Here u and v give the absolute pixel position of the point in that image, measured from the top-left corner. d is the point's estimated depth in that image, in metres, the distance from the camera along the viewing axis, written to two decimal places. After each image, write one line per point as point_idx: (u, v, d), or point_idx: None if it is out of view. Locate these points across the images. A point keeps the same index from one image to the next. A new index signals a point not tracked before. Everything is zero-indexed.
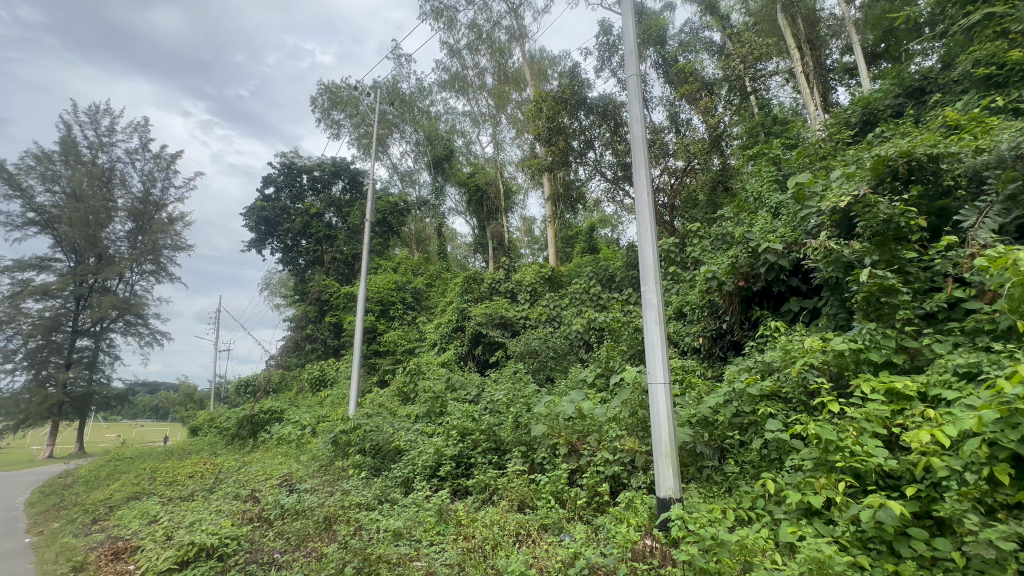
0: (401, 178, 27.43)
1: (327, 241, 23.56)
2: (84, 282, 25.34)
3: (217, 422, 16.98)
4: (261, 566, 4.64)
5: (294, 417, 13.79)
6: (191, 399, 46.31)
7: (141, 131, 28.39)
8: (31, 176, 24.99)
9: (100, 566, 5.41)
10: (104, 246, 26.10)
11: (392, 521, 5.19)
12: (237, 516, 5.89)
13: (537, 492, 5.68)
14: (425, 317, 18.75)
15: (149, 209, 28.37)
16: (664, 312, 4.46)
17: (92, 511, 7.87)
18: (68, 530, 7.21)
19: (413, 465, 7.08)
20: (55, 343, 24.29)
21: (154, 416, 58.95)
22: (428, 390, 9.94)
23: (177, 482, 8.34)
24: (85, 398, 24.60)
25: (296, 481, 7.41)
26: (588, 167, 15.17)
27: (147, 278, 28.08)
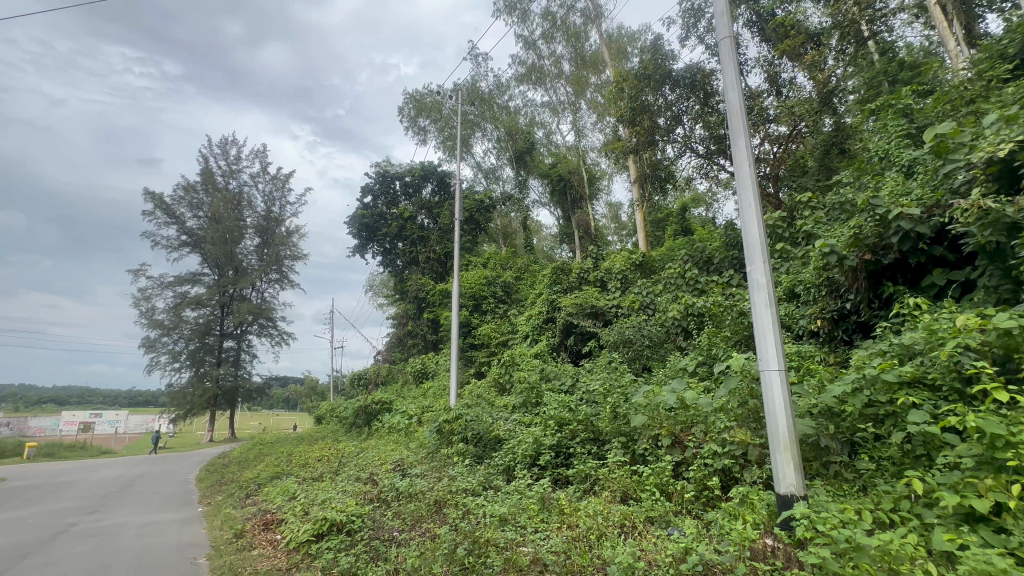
0: (485, 175, 27.92)
1: (421, 242, 24.96)
2: (226, 292, 29.51)
3: (337, 412, 18.88)
4: (383, 542, 5.08)
5: (402, 407, 14.90)
6: (315, 392, 52.12)
7: (261, 157, 32.24)
8: (182, 205, 29.61)
9: (255, 534, 6.31)
10: (239, 261, 30.15)
11: (497, 507, 5.39)
12: (360, 496, 6.52)
13: (640, 484, 5.55)
14: (516, 309, 19.10)
15: (272, 225, 32.13)
16: (775, 293, 4.08)
17: (245, 487, 9.21)
18: (230, 502, 8.53)
19: (514, 453, 7.29)
20: (208, 345, 28.64)
21: (286, 406, 67.32)
22: (523, 380, 10.14)
23: (309, 465, 9.44)
24: (233, 391, 28.71)
25: (407, 466, 8.01)
26: (677, 144, 14.31)
27: (274, 285, 31.94)
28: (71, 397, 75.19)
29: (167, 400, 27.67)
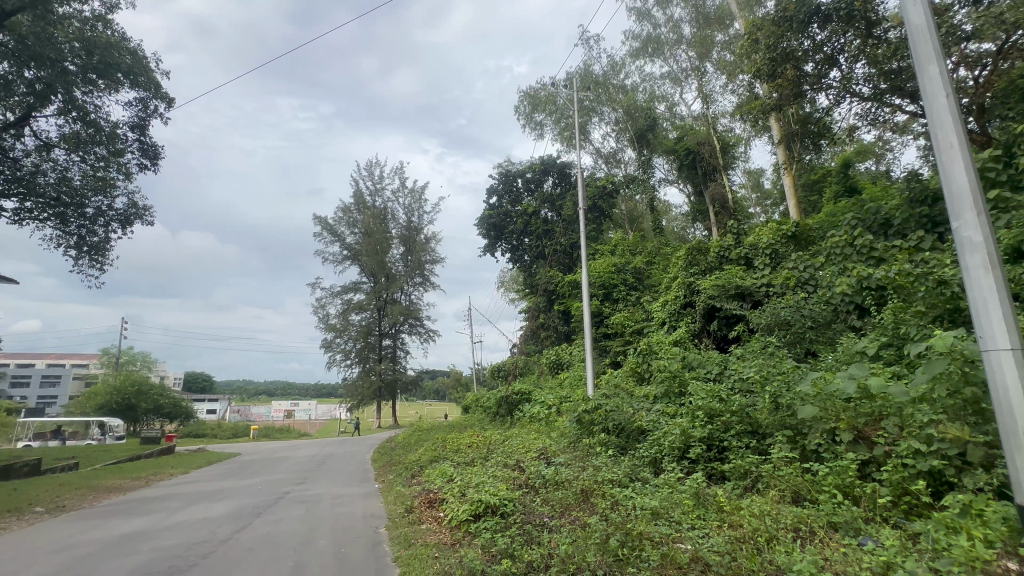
0: (605, 160, 27.17)
1: (546, 236, 25.31)
2: (381, 297, 33.52)
3: (481, 402, 20.20)
4: (536, 527, 5.29)
5: (541, 398, 15.33)
6: (460, 383, 56.56)
7: (399, 173, 35.84)
8: (342, 225, 34.42)
9: (423, 510, 7.09)
10: (389, 268, 34.01)
11: (648, 500, 5.23)
12: (510, 482, 6.88)
13: (815, 484, 4.91)
14: (649, 295, 18.28)
15: (413, 233, 35.57)
16: (998, 252, 3.25)
17: (410, 469, 10.38)
18: (400, 480, 9.71)
19: (660, 446, 7.01)
20: (371, 343, 32.90)
21: (436, 396, 74.34)
22: (663, 369, 9.68)
23: (462, 450, 10.29)
24: (393, 383, 32.61)
25: (551, 455, 8.23)
26: (832, 91, 12.27)
27: (419, 288, 35.38)
28: (276, 390, 92.89)
29: (344, 391, 32.46)
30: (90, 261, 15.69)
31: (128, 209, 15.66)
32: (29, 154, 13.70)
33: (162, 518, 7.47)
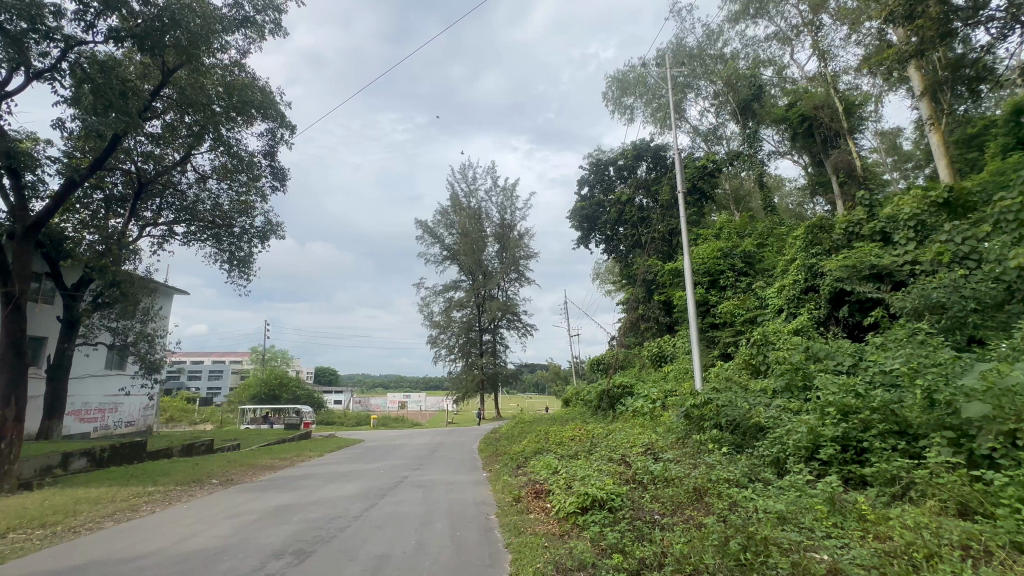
0: (704, 138, 25.36)
1: (642, 224, 24.32)
2: (480, 294, 34.80)
3: (581, 395, 20.11)
4: (646, 524, 5.14)
5: (644, 391, 14.83)
6: (558, 376, 56.87)
7: (491, 173, 36.79)
8: (441, 227, 36.26)
9: (530, 500, 7.26)
10: (486, 266, 35.20)
11: (772, 504, 4.82)
12: (615, 476, 6.77)
13: (988, 496, 4.14)
14: (762, 281, 16.71)
15: (507, 230, 36.37)
16: None
17: (515, 459, 10.66)
18: (506, 470, 10.06)
19: (783, 445, 6.40)
20: (472, 338, 34.38)
21: (535, 390, 75.79)
22: (783, 361, 8.81)
23: (565, 443, 10.34)
24: (495, 376, 33.89)
25: (658, 450, 7.92)
26: (995, 24, 10.15)
27: (515, 283, 36.16)
28: (391, 384, 101.30)
29: (450, 385, 34.32)
30: (239, 273, 18.39)
31: (265, 226, 18.05)
32: (192, 186, 16.44)
33: (306, 494, 8.56)
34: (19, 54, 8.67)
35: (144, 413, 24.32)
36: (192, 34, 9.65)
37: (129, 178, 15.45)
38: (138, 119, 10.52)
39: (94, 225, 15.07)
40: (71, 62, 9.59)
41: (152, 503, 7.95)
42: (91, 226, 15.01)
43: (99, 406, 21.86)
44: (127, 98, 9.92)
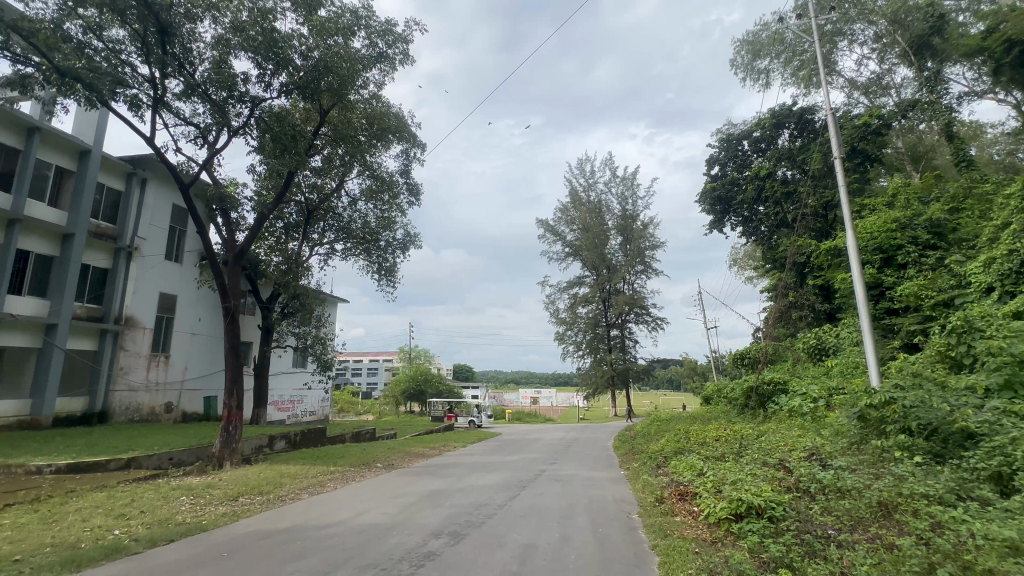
0: (863, 92, 21.54)
1: (788, 200, 21.51)
2: (605, 288, 34.17)
3: (724, 392, 18.59)
4: (818, 539, 4.54)
5: (801, 389, 13.15)
6: (695, 372, 53.39)
7: (610, 164, 35.89)
8: (562, 224, 36.34)
9: (674, 502, 6.91)
10: (610, 260, 34.42)
11: (997, 528, 3.90)
12: (774, 482, 6.10)
13: None
14: (958, 254, 13.63)
15: (629, 222, 35.19)
16: None
17: (655, 459, 10.26)
18: (646, 470, 9.73)
19: (1006, 458, 5.13)
20: (599, 334, 33.99)
21: (670, 386, 72.37)
22: (998, 352, 7.07)
23: (709, 443, 9.63)
24: (625, 372, 33.10)
25: (826, 456, 6.92)
26: None
27: (641, 275, 34.92)
28: (522, 380, 105.32)
29: (579, 381, 34.37)
30: (387, 282, 20.69)
31: (405, 238, 20.05)
32: (347, 208, 18.95)
33: (454, 482, 9.32)
34: (222, 118, 10.86)
35: (323, 404, 28.82)
36: (341, 77, 11.14)
37: (301, 207, 18.44)
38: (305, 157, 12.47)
39: (279, 249, 18.29)
40: (256, 117, 11.74)
41: (335, 480, 9.39)
42: (277, 250, 18.28)
43: (291, 397, 26.51)
44: (296, 141, 11.84)
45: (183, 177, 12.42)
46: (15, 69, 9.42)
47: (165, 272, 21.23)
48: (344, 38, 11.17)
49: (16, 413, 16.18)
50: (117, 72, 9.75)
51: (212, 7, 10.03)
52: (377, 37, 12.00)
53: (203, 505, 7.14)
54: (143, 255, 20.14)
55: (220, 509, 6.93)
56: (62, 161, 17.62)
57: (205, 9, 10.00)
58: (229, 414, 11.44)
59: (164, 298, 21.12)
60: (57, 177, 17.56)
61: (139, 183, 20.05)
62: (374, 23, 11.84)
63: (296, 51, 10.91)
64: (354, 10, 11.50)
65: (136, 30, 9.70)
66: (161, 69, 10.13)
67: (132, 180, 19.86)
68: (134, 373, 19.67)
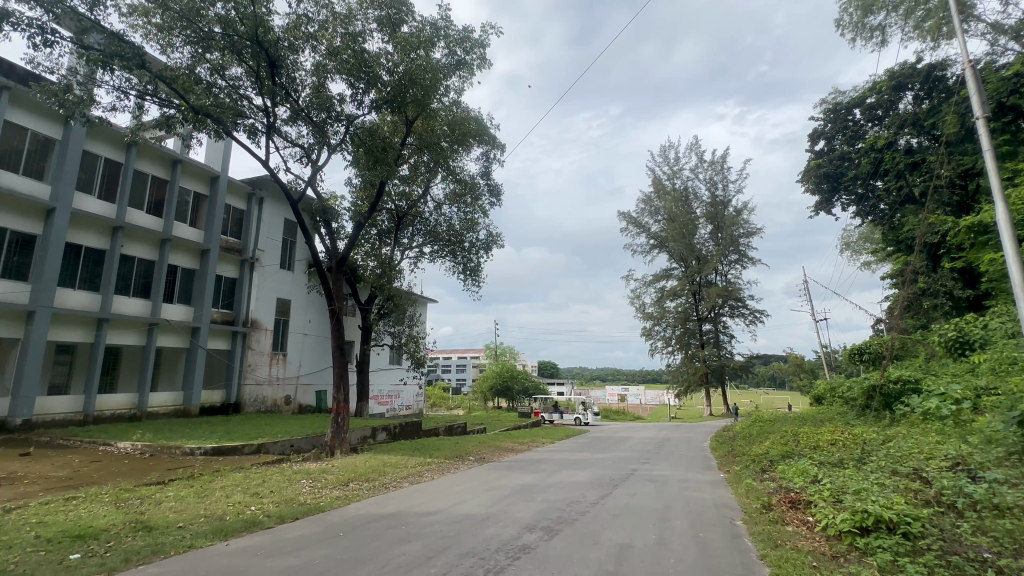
0: (1011, 36, 18.12)
1: (914, 172, 18.75)
2: (695, 281, 32.38)
3: (838, 392, 16.77)
4: (970, 562, 3.93)
5: (937, 388, 11.46)
6: (801, 369, 48.83)
7: (696, 149, 33.87)
8: (645, 215, 34.98)
9: (784, 510, 6.36)
10: (699, 250, 32.48)
11: None
12: (907, 494, 5.38)
13: None
14: None
15: (720, 209, 32.96)
16: None
17: (759, 462, 9.54)
18: (748, 474, 9.07)
19: None
20: (690, 329, 32.31)
21: (772, 383, 66.92)
22: None
23: (823, 448, 8.75)
24: (720, 369, 31.16)
25: (976, 467, 5.95)
26: None
27: (735, 265, 32.66)
28: (608, 377, 103.51)
29: (669, 378, 32.95)
30: (472, 281, 21.37)
31: (488, 238, 20.59)
32: (433, 212, 19.89)
33: (544, 477, 9.40)
34: (322, 137, 11.90)
35: (417, 398, 30.59)
36: (424, 88, 11.70)
37: (392, 214, 19.69)
38: (394, 167, 13.27)
39: (374, 254, 19.72)
40: (351, 133, 12.72)
41: (432, 471, 9.94)
42: (372, 255, 19.72)
43: (389, 392, 28.48)
44: (386, 152, 12.65)
45: (292, 194, 13.83)
46: (162, 112, 11.07)
47: (281, 279, 23.83)
48: (425, 50, 11.72)
49: (172, 403, 19.16)
50: (237, 106, 11.11)
51: (310, 37, 11.04)
52: (456, 44, 12.41)
53: (320, 488, 7.93)
54: (262, 265, 22.79)
55: (334, 492, 7.65)
56: (198, 187, 20.49)
57: (305, 40, 11.03)
58: (338, 407, 12.53)
59: (280, 302, 23.72)
60: (195, 201, 20.47)
61: (257, 202, 22.74)
62: (453, 32, 12.27)
63: (383, 68, 11.65)
64: (433, 22, 12.01)
65: (252, 66, 10.97)
66: (271, 98, 11.35)
67: (252, 200, 22.57)
68: (259, 369, 22.34)
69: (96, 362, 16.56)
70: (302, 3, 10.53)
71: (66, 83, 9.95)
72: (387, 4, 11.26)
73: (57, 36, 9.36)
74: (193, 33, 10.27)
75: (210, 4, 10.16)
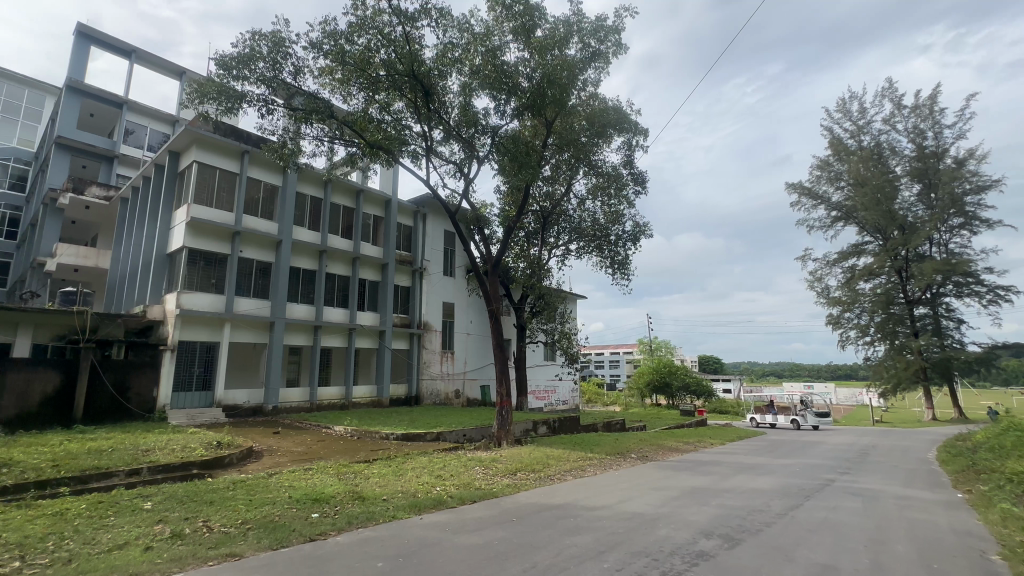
0: None
1: None
2: (898, 255, 26.53)
3: None
4: None
5: None
6: None
7: (890, 94, 27.65)
8: (823, 183, 29.86)
9: None
10: (903, 217, 26.43)
11: None
12: None
13: None
14: None
15: (931, 163, 26.36)
16: None
17: (1018, 483, 7.36)
18: (1003, 497, 7.06)
19: None
20: (896, 315, 26.57)
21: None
22: None
23: None
24: (945, 363, 24.91)
25: None
26: None
27: (959, 232, 25.86)
28: (785, 374, 91.28)
29: (869, 374, 27.57)
30: (622, 275, 20.85)
31: (635, 229, 19.93)
32: (577, 209, 20.02)
33: (718, 481, 8.67)
34: (472, 151, 12.89)
35: (573, 394, 31.07)
36: (561, 87, 11.87)
37: (538, 216, 20.37)
38: (536, 169, 13.69)
39: (524, 256, 20.62)
40: (496, 143, 13.49)
41: (594, 467, 9.97)
42: (523, 257, 20.64)
43: (546, 387, 29.49)
44: (529, 155, 13.10)
45: (449, 208, 15.28)
46: (347, 151, 13.25)
47: (445, 285, 26.49)
48: (560, 50, 11.84)
49: (370, 395, 22.74)
50: (402, 135, 12.71)
51: (456, 62, 12.06)
52: (590, 36, 12.26)
53: (492, 475, 8.59)
54: (430, 274, 25.65)
55: (505, 480, 8.22)
56: (376, 211, 24.02)
57: (451, 65, 12.09)
58: (501, 401, 13.40)
59: (446, 306, 26.35)
60: (375, 223, 24.01)
61: (422, 218, 25.71)
62: (586, 25, 12.16)
63: (522, 75, 12.10)
64: (567, 20, 12.05)
65: (410, 98, 12.42)
66: (428, 123, 12.71)
67: (418, 216, 25.56)
68: (433, 366, 25.15)
69: (315, 360, 20.52)
70: (448, 32, 11.58)
71: (283, 140, 12.57)
72: (521, 13, 11.67)
73: (274, 104, 11.92)
74: (365, 80, 12.06)
75: (376, 52, 11.79)
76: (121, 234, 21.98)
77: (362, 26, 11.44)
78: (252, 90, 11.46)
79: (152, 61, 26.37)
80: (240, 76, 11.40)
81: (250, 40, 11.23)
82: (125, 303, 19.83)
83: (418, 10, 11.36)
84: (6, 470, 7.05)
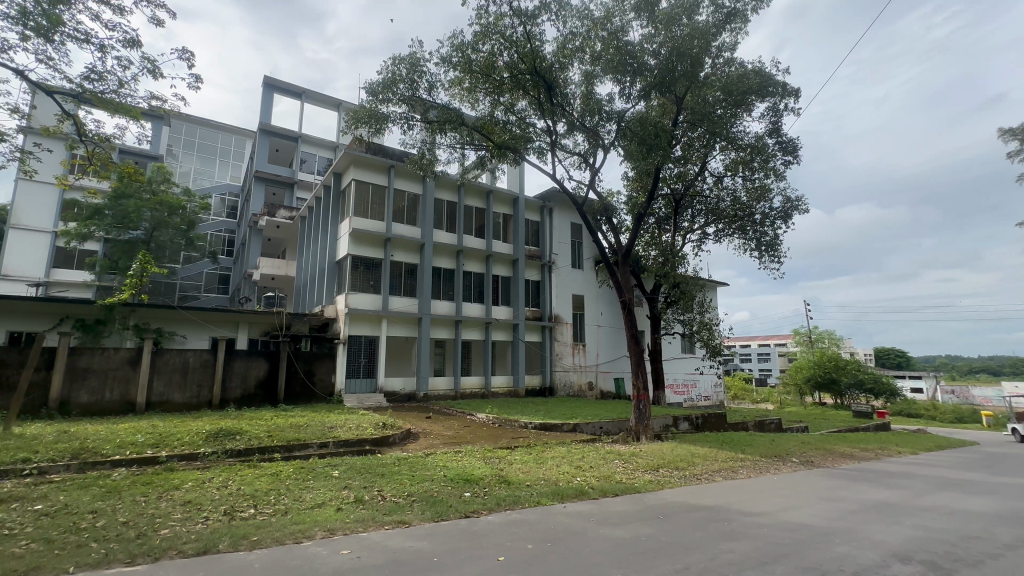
0: None
1: None
2: None
3: None
4: None
5: None
6: None
7: None
8: None
9: None
10: None
11: None
12: None
13: None
14: None
15: None
16: None
17: None
18: None
19: None
20: None
21: None
22: None
23: None
24: None
25: None
26: None
27: None
28: (1005, 371, 72.59)
29: None
30: (771, 258, 18.66)
31: (786, 205, 17.62)
32: (713, 188, 18.43)
33: (911, 497, 7.26)
34: (596, 140, 12.68)
35: (716, 389, 28.78)
36: (690, 58, 11.05)
37: (669, 200, 19.28)
38: (667, 151, 12.89)
39: (655, 244, 19.64)
40: (622, 129, 13.04)
41: (747, 468, 9.12)
42: (654, 244, 19.66)
43: (685, 381, 27.82)
44: (659, 137, 12.39)
45: (575, 200, 15.27)
46: (477, 155, 14.04)
47: (574, 277, 26.55)
48: (689, 17, 10.92)
49: (507, 385, 23.92)
50: (527, 133, 13.05)
51: (577, 51, 11.94)
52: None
53: (632, 469, 8.40)
54: (558, 267, 25.96)
55: (646, 475, 7.98)
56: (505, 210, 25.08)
57: (572, 56, 12.03)
58: (638, 394, 13.00)
59: (576, 298, 26.40)
60: (505, 221, 25.08)
61: (548, 213, 26.13)
62: None
63: (647, 53, 11.48)
64: None
65: (534, 95, 12.64)
66: (552, 118, 12.83)
67: (544, 211, 26.02)
68: (565, 358, 25.47)
69: (458, 352, 22.23)
70: (567, 22, 11.49)
71: (421, 152, 13.80)
72: None
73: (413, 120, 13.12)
74: (490, 84, 12.61)
75: (499, 56, 12.21)
76: (303, 247, 26.33)
77: (486, 34, 11.93)
78: (394, 110, 12.77)
79: (317, 98, 31.00)
80: (384, 99, 12.78)
81: (392, 65, 12.54)
82: (308, 304, 23.76)
83: (537, 7, 11.49)
84: (239, 437, 8.99)
